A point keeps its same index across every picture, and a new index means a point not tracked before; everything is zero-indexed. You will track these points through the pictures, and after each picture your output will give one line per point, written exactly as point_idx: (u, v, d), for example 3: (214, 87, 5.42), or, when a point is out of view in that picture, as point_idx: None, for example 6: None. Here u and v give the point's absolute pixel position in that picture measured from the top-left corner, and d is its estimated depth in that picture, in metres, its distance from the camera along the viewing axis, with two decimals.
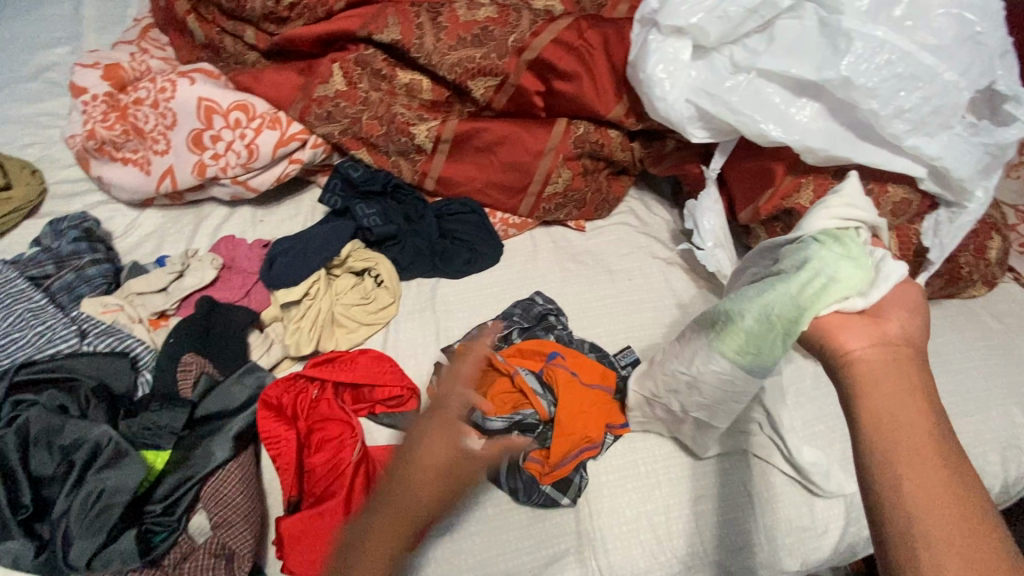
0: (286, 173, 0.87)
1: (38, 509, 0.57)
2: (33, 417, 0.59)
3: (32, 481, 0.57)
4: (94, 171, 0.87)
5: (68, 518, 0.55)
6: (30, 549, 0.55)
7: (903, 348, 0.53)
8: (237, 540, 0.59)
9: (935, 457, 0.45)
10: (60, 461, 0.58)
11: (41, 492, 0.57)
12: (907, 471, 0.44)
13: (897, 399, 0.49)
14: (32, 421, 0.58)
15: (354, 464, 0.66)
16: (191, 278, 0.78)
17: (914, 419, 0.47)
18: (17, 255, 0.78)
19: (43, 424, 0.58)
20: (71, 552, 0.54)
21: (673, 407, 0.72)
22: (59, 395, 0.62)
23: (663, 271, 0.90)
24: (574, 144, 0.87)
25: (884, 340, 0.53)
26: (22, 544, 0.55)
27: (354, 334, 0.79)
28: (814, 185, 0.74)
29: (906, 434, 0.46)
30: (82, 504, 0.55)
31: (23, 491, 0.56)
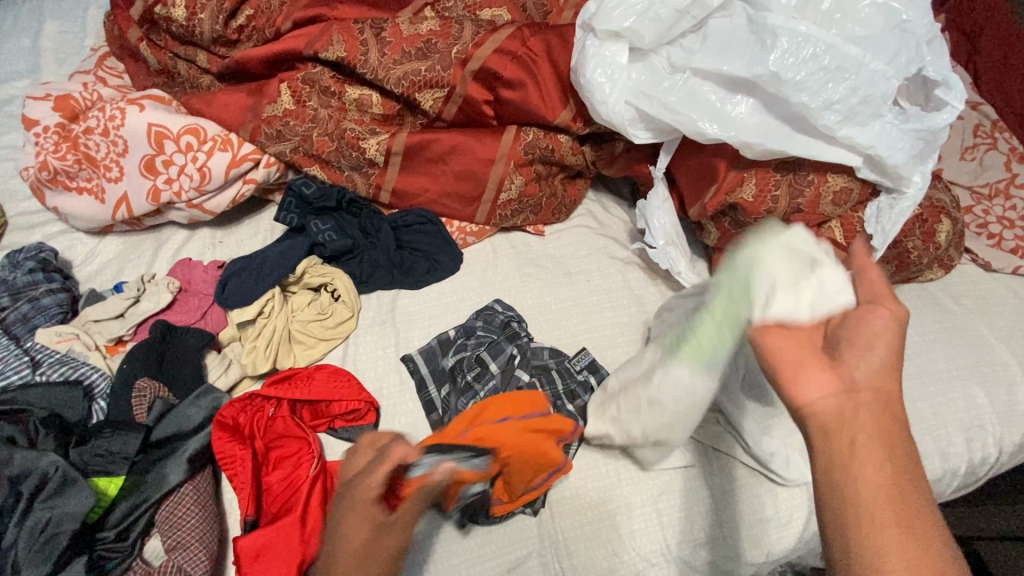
0: (241, 193, 0.88)
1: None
2: None
3: None
4: (50, 202, 0.88)
5: (17, 548, 0.55)
6: None
7: (867, 396, 0.47)
8: (192, 563, 0.59)
9: (902, 516, 0.41)
10: (8, 492, 0.58)
11: None
12: (872, 539, 0.41)
13: (861, 449, 0.45)
14: None
15: (309, 481, 0.66)
16: (146, 303, 0.78)
17: (876, 473, 0.43)
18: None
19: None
20: None
21: (633, 430, 0.71)
22: (7, 426, 0.62)
23: (622, 270, 0.91)
24: (525, 149, 0.88)
25: (847, 388, 0.48)
26: None
27: (311, 350, 0.79)
28: (756, 178, 0.75)
29: (867, 494, 0.42)
30: (30, 534, 0.55)
31: None
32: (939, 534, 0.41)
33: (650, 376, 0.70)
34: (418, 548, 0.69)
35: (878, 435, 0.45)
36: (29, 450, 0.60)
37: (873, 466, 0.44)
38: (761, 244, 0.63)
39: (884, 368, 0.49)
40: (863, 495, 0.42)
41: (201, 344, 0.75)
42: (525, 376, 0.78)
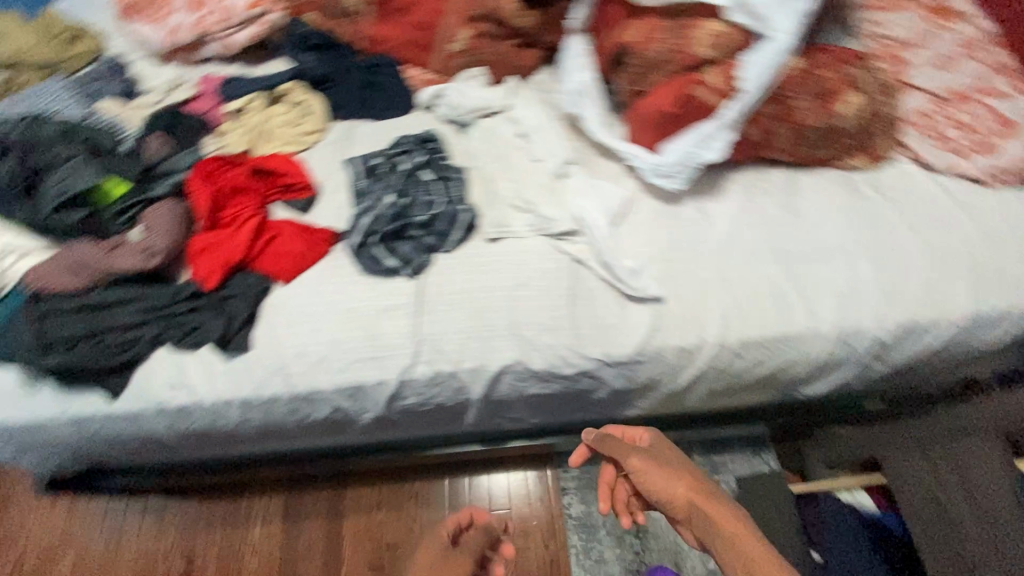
0: (257, 33, 1.12)
1: (28, 187, 0.83)
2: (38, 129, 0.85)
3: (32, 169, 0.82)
4: (130, 25, 1.17)
5: (46, 193, 0.81)
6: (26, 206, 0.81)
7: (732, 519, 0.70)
8: (153, 240, 0.84)
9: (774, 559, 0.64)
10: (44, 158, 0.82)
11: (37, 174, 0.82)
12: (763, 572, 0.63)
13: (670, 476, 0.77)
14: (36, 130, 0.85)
15: (255, 215, 0.90)
16: (177, 95, 1.06)
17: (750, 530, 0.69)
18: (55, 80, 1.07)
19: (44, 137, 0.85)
20: (43, 209, 0.81)
21: (543, 241, 0.91)
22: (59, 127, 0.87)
23: (551, 130, 0.99)
24: (474, 6, 1.03)
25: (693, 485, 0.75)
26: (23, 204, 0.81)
27: (280, 144, 1.02)
28: (644, 24, 0.84)
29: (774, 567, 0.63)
30: (53, 183, 0.81)
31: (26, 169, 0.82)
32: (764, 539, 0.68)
33: (569, 236, 0.89)
34: (319, 282, 0.89)
35: (670, 467, 0.78)
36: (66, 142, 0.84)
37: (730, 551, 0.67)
38: (651, 103, 0.88)
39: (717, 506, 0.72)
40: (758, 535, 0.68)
41: (202, 123, 1.00)
42: (425, 175, 0.93)
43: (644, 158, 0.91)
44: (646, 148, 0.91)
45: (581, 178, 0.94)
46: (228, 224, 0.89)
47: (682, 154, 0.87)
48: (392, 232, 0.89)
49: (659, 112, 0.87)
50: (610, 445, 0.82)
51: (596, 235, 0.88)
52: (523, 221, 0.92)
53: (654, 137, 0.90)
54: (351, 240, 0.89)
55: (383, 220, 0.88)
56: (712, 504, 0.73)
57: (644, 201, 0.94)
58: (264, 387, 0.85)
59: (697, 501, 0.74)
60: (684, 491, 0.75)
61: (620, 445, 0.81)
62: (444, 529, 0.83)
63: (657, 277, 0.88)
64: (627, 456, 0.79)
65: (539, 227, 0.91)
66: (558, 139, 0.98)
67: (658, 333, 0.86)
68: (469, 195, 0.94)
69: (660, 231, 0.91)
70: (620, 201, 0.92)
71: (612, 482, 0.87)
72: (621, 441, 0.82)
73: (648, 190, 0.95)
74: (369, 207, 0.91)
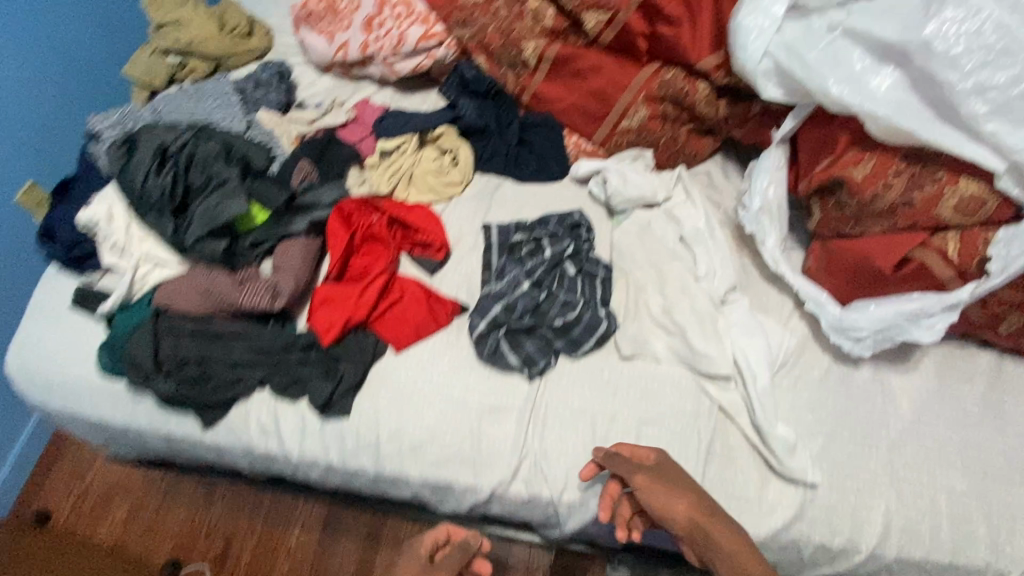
0: (422, 64, 1.08)
1: (180, 204, 0.82)
2: (199, 149, 0.84)
3: (185, 188, 0.82)
4: (301, 34, 1.17)
5: (197, 216, 0.80)
6: (171, 226, 0.80)
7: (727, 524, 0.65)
8: (285, 282, 0.82)
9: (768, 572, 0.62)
10: (201, 181, 0.82)
11: (189, 196, 0.82)
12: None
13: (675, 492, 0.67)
14: (197, 150, 0.84)
15: (382, 271, 0.85)
16: (330, 118, 1.03)
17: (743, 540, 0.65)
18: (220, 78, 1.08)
19: (206, 155, 0.84)
20: (187, 234, 0.80)
21: (686, 375, 0.79)
22: (218, 147, 0.86)
23: (715, 243, 0.88)
24: (659, 86, 0.93)
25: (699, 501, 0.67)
26: (169, 222, 0.80)
27: (422, 194, 0.98)
28: (874, 162, 0.71)
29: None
30: (207, 208, 0.80)
31: (180, 189, 0.81)
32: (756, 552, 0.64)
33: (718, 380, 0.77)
34: (431, 360, 0.82)
35: (676, 484, 0.68)
36: (223, 165, 0.83)
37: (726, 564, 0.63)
38: (857, 250, 0.74)
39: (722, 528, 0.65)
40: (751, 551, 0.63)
41: (350, 156, 0.97)
42: (572, 269, 0.84)
43: (830, 310, 0.77)
44: (836, 302, 0.78)
45: (744, 310, 0.81)
46: (357, 275, 0.86)
47: (882, 320, 0.72)
48: (524, 328, 0.80)
49: (863, 265, 0.74)
50: (620, 464, 0.70)
51: (752, 387, 0.76)
52: (665, 343, 0.81)
53: (846, 289, 0.77)
54: (475, 324, 0.80)
55: (516, 311, 0.80)
56: (719, 526, 0.65)
57: (811, 354, 0.81)
58: (353, 458, 0.80)
59: (702, 522, 0.65)
60: (688, 513, 0.66)
61: (635, 468, 0.69)
62: (418, 550, 0.72)
63: (813, 455, 0.74)
64: (632, 474, 0.69)
65: (684, 359, 0.79)
66: (723, 256, 0.86)
67: (802, 521, 0.73)
68: (612, 300, 0.84)
69: (825, 397, 0.78)
70: (782, 349, 0.80)
71: (616, 496, 0.72)
72: (638, 464, 0.70)
73: (818, 341, 0.82)
74: (503, 291, 0.82)
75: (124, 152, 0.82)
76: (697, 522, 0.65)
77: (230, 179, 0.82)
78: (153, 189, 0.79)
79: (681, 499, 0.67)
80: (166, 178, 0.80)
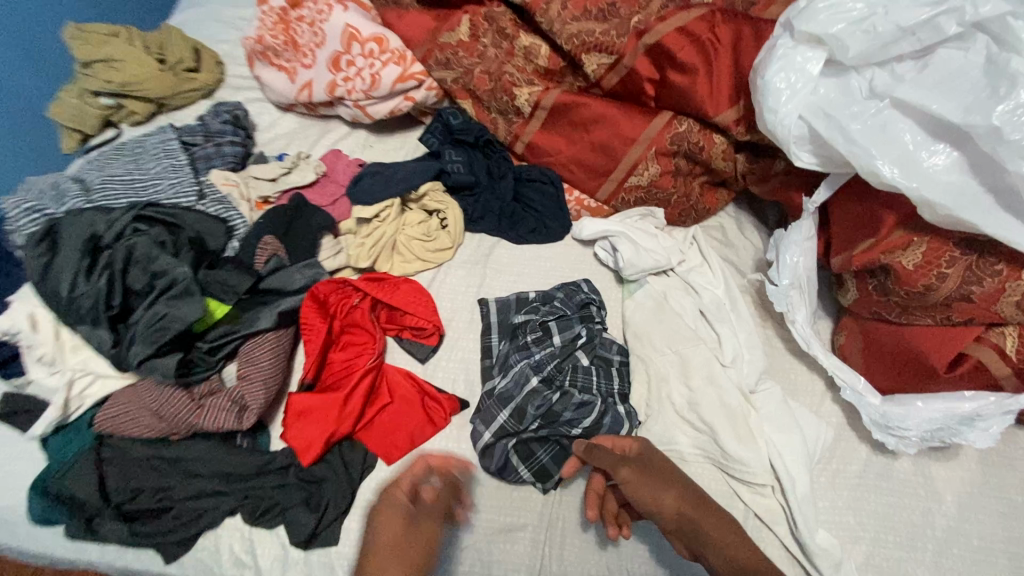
0: (399, 107, 0.95)
1: (118, 312, 0.68)
2: (139, 242, 0.70)
3: (123, 290, 0.68)
4: (256, 70, 1.02)
5: (139, 326, 0.66)
6: (109, 341, 0.66)
7: (716, 512, 0.63)
8: (252, 394, 0.69)
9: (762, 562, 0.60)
10: (146, 282, 0.69)
11: (127, 300, 0.69)
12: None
13: (661, 484, 0.63)
14: (137, 245, 0.70)
15: (366, 370, 0.74)
16: (295, 176, 0.90)
17: (734, 532, 0.61)
18: (160, 129, 0.93)
19: (147, 247, 0.70)
20: (130, 352, 0.66)
21: (717, 477, 0.72)
22: (164, 234, 0.73)
23: (738, 317, 0.80)
24: (671, 139, 0.83)
25: (686, 491, 0.63)
26: (105, 335, 0.67)
27: (408, 264, 0.87)
28: (926, 247, 0.63)
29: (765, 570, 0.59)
30: (151, 318, 0.66)
31: (116, 295, 0.67)
32: (752, 544, 0.61)
33: (753, 483, 0.70)
34: None
35: (662, 474, 0.65)
36: (172, 257, 0.70)
37: (724, 556, 0.58)
38: (901, 341, 0.68)
39: (713, 514, 0.62)
40: (747, 548, 0.60)
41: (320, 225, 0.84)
42: (585, 359, 0.75)
43: (869, 402, 0.70)
44: (875, 392, 0.71)
45: (775, 399, 0.74)
46: (338, 375, 0.75)
47: (925, 419, 0.67)
48: (535, 437, 0.71)
49: (907, 358, 0.67)
50: (602, 457, 0.66)
51: (792, 493, 0.69)
52: (691, 440, 0.73)
53: (886, 378, 0.70)
54: (480, 433, 0.70)
55: (524, 417, 0.70)
56: (703, 511, 0.62)
57: (847, 442, 0.74)
58: None
59: (691, 512, 0.61)
60: (674, 498, 0.62)
61: (615, 459, 0.65)
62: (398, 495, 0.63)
63: (858, 565, 0.68)
64: (616, 466, 0.65)
65: (713, 457, 0.72)
66: (749, 333, 0.78)
67: None
68: (631, 392, 0.76)
69: (866, 492, 0.72)
70: (819, 442, 0.73)
71: (600, 491, 0.67)
72: (619, 456, 0.66)
73: (853, 427, 0.75)
74: (509, 392, 0.72)
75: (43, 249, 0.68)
76: (684, 508, 0.62)
77: (177, 276, 0.68)
78: (83, 297, 0.66)
79: (668, 488, 0.63)
80: (98, 282, 0.67)
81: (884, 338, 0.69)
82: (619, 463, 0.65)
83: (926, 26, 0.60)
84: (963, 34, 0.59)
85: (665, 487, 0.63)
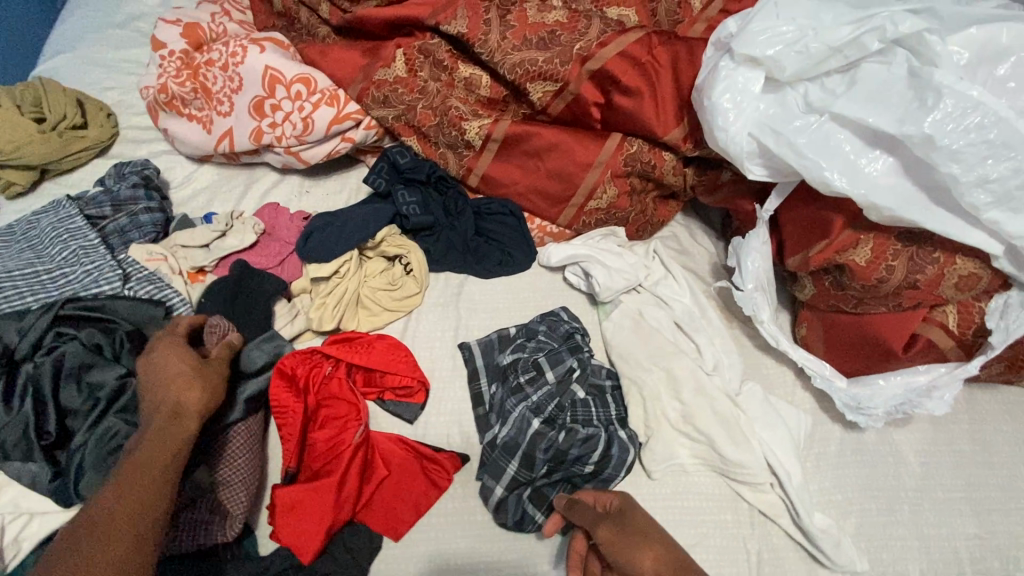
0: (337, 150, 0.89)
1: (57, 438, 0.63)
2: (69, 352, 0.65)
3: (59, 411, 0.64)
4: (162, 122, 0.91)
5: (83, 454, 0.61)
6: (47, 473, 0.61)
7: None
8: (234, 502, 0.63)
9: None
10: (84, 398, 0.64)
11: (65, 422, 0.64)
12: None
13: (641, 540, 0.55)
14: (67, 356, 0.65)
15: (354, 446, 0.68)
16: (231, 239, 0.81)
17: None
18: (52, 202, 0.79)
19: (76, 361, 0.65)
20: (79, 483, 0.60)
21: (719, 482, 0.75)
22: (97, 334, 0.67)
23: (710, 323, 0.83)
24: (625, 161, 0.85)
25: (668, 554, 0.54)
26: (41, 467, 0.61)
27: (377, 317, 0.81)
28: (872, 244, 0.69)
29: None
30: (95, 443, 0.61)
31: (50, 419, 0.62)
32: None
33: (753, 482, 0.74)
34: (441, 539, 0.67)
35: (641, 531, 0.57)
36: (110, 364, 0.65)
37: None
38: (861, 328, 0.74)
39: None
40: None
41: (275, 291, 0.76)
42: (582, 392, 0.75)
43: (841, 386, 0.76)
44: (842, 376, 0.77)
45: (758, 398, 0.78)
46: (325, 455, 0.69)
47: (886, 395, 0.74)
48: (548, 482, 0.70)
49: (868, 343, 0.74)
50: (581, 510, 0.62)
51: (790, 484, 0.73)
52: (691, 451, 0.75)
53: (851, 363, 0.77)
54: (491, 489, 0.69)
55: (533, 463, 0.69)
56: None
57: (823, 426, 0.80)
58: None
59: None
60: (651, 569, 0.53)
61: (590, 518, 0.61)
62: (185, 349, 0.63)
63: (852, 538, 0.74)
64: (595, 525, 0.59)
65: (713, 464, 0.75)
66: (723, 338, 0.82)
67: None
68: (629, 416, 0.77)
69: (847, 469, 0.78)
70: (802, 431, 0.78)
71: (583, 553, 0.62)
72: (593, 512, 0.61)
73: (826, 410, 0.81)
74: (513, 440, 0.71)
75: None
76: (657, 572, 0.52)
77: (119, 387, 0.64)
78: (8, 430, 0.61)
79: (646, 551, 0.54)
80: (25, 409, 0.62)
81: (847, 327, 0.75)
82: (593, 522, 0.60)
83: (852, 45, 0.66)
84: (883, 50, 0.66)
85: (644, 545, 0.55)
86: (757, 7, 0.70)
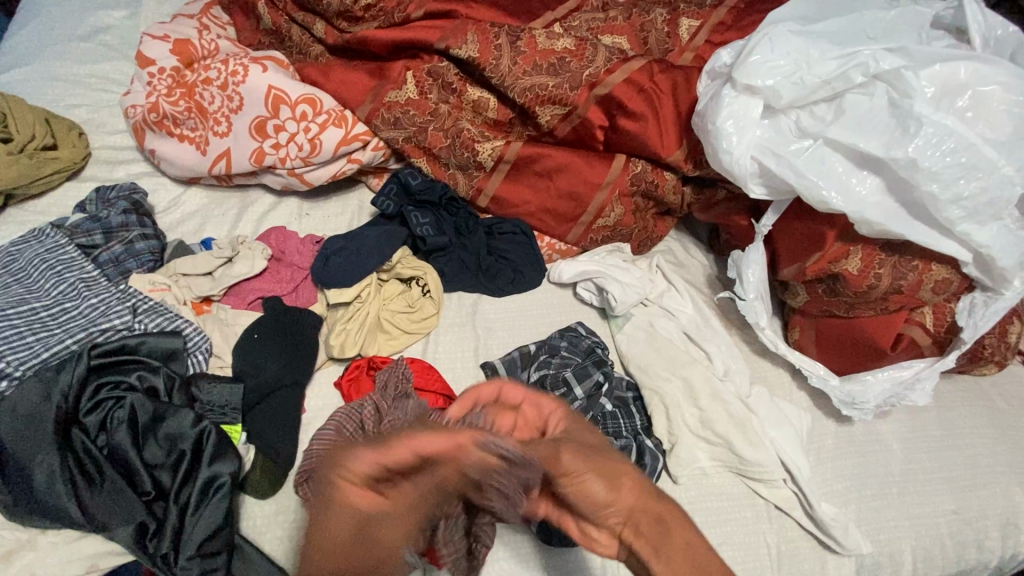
0: (343, 171, 0.87)
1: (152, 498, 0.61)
2: (137, 404, 0.63)
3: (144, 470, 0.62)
4: (149, 143, 0.86)
5: (187, 503, 0.60)
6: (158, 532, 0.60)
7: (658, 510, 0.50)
8: None
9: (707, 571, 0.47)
10: (168, 450, 0.63)
11: (154, 479, 0.62)
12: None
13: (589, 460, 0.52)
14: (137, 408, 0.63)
15: None
16: (239, 265, 0.78)
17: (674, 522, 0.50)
18: (34, 230, 0.75)
19: (147, 413, 0.63)
20: (191, 533, 0.59)
21: (736, 481, 0.79)
22: (151, 378, 0.66)
23: (714, 332, 0.89)
24: (631, 181, 0.89)
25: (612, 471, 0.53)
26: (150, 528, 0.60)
27: (395, 341, 0.80)
28: (862, 254, 0.77)
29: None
30: (197, 493, 0.60)
31: (142, 478, 0.61)
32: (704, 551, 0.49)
33: (768, 478, 0.79)
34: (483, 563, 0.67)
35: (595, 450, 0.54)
36: (176, 410, 0.64)
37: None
38: (852, 330, 0.82)
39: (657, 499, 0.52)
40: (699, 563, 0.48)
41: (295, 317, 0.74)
42: (610, 405, 0.79)
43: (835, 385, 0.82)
44: (835, 375, 0.84)
45: (764, 400, 0.84)
46: None
47: (876, 390, 0.81)
48: None
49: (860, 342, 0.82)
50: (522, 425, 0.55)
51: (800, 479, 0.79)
52: (709, 454, 0.79)
53: (843, 362, 0.84)
54: None
55: None
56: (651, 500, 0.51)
57: (819, 421, 0.87)
58: None
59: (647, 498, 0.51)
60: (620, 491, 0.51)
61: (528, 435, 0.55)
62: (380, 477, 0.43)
63: (855, 524, 0.80)
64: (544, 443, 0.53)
65: (730, 464, 0.79)
66: (728, 345, 0.87)
67: None
68: (653, 425, 0.80)
69: (842, 459, 0.85)
70: (804, 427, 0.84)
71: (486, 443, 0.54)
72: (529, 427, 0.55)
73: (820, 406, 0.88)
74: None
75: (21, 457, 0.59)
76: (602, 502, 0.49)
77: (199, 436, 0.63)
78: (111, 502, 0.59)
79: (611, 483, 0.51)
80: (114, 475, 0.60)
81: (840, 329, 0.83)
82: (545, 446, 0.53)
83: (840, 79, 0.74)
84: (866, 83, 0.74)
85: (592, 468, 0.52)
86: (754, 41, 0.76)
